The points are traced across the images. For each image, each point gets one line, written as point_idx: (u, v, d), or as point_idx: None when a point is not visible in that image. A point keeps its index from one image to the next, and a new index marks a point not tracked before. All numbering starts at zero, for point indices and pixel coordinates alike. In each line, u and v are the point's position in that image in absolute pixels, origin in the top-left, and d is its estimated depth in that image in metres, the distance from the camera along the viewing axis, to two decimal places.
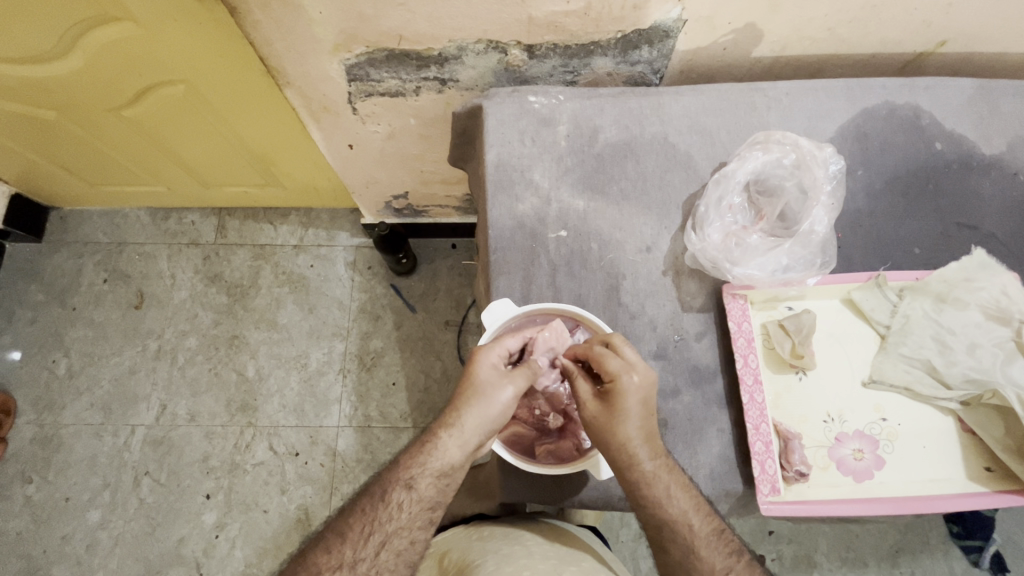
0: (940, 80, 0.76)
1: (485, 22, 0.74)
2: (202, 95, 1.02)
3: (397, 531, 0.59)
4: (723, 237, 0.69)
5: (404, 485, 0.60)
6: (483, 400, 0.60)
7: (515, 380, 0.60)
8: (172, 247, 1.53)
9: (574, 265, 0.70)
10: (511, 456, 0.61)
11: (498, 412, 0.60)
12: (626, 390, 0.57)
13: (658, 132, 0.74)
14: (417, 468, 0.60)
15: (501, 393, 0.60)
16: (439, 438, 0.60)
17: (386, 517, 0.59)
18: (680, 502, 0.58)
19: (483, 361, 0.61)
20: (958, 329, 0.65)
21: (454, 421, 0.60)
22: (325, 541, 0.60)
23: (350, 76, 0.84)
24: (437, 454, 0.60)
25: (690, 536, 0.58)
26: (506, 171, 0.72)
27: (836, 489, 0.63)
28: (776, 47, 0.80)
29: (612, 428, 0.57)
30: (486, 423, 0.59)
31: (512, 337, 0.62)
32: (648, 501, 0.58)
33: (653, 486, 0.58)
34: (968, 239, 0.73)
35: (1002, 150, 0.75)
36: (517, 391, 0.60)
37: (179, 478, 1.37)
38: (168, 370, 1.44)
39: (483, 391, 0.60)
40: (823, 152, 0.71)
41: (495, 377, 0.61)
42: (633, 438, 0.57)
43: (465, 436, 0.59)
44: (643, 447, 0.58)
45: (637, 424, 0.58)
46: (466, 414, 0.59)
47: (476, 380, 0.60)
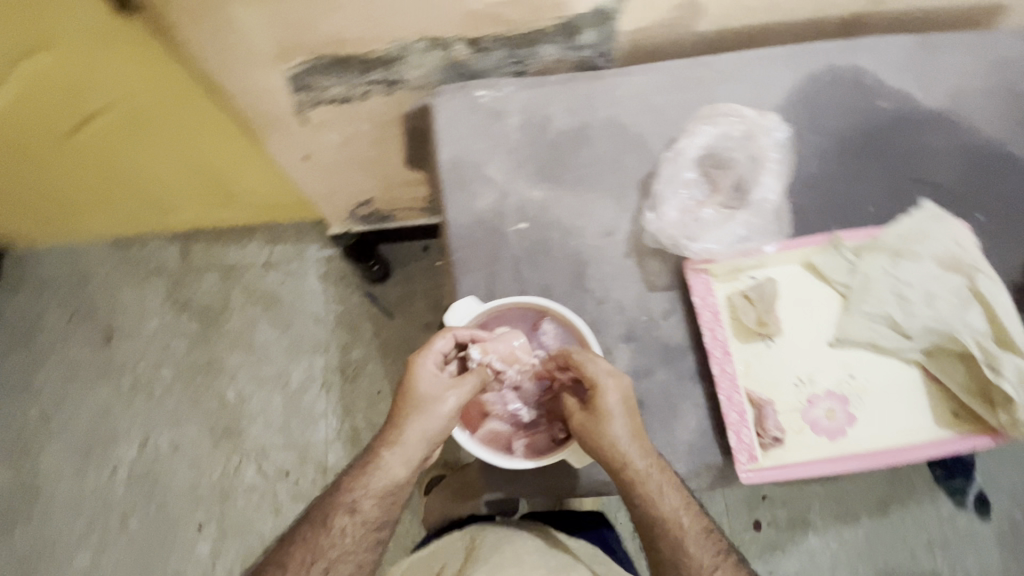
0: (878, 38, 0.78)
1: (424, 19, 0.73)
2: (145, 119, 1.00)
3: (340, 556, 0.61)
4: (680, 214, 0.70)
5: (347, 511, 0.61)
6: (425, 411, 0.59)
7: (457, 390, 0.59)
8: (137, 277, 1.49)
9: (536, 256, 0.69)
10: (494, 458, 0.60)
11: (440, 422, 0.59)
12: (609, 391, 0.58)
13: (609, 115, 0.74)
14: (359, 492, 0.61)
15: (446, 403, 0.59)
16: (381, 459, 0.60)
17: (329, 542, 0.61)
18: (675, 499, 0.59)
19: (419, 373, 0.59)
20: (915, 280, 0.66)
21: (395, 439, 0.60)
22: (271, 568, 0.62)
23: (295, 86, 0.83)
24: (379, 474, 0.60)
25: (679, 534, 0.59)
26: (460, 169, 0.72)
27: (810, 450, 0.63)
28: (718, 20, 0.81)
29: (602, 429, 0.57)
30: (427, 437, 0.59)
31: (445, 337, 0.60)
32: (639, 498, 0.58)
33: (642, 486, 0.58)
34: (921, 192, 0.73)
35: (945, 102, 0.77)
36: (460, 401, 0.59)
37: (169, 511, 1.34)
38: (146, 403, 1.41)
39: (423, 402, 0.59)
40: (765, 122, 0.74)
41: (433, 387, 0.59)
42: (622, 437, 0.57)
43: (407, 452, 0.59)
44: (632, 447, 0.58)
45: (624, 421, 0.58)
46: (407, 431, 0.59)
47: (415, 395, 0.59)
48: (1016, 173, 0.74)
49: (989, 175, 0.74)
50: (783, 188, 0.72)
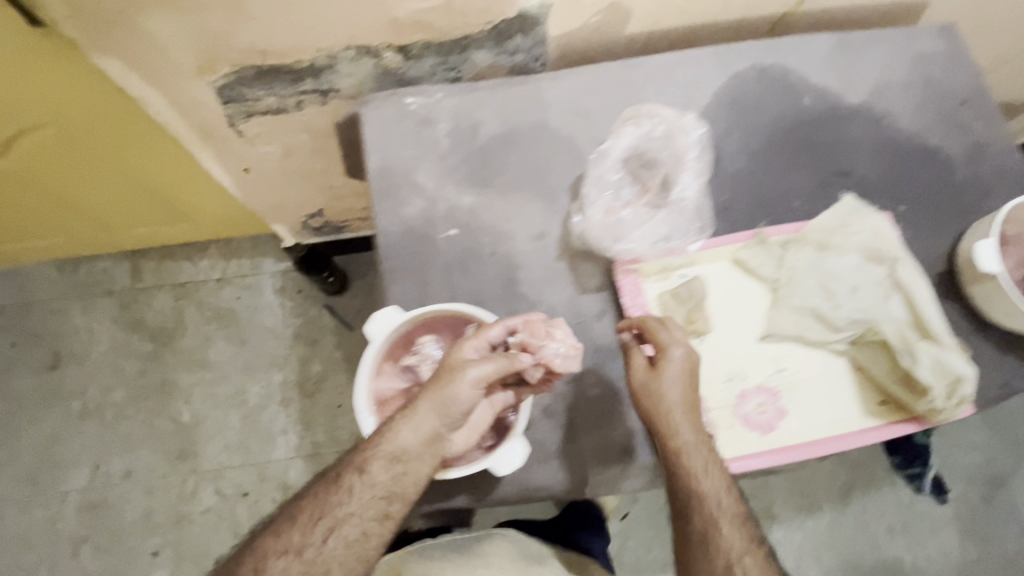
0: (801, 37, 0.80)
1: (347, 27, 0.72)
2: (73, 136, 0.96)
3: (347, 519, 0.54)
4: (605, 215, 0.69)
5: (355, 469, 0.54)
6: (443, 381, 0.53)
7: (488, 363, 0.53)
8: (84, 299, 1.44)
9: (467, 262, 0.68)
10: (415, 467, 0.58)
11: (456, 396, 0.53)
12: (670, 364, 0.59)
13: (539, 119, 0.75)
14: (369, 451, 0.54)
15: (467, 375, 0.53)
16: (395, 420, 0.54)
17: (337, 500, 0.54)
18: (715, 478, 0.57)
19: (458, 343, 0.55)
20: (840, 273, 0.67)
21: (411, 403, 0.54)
22: (276, 525, 0.56)
23: (224, 98, 0.82)
24: (392, 438, 0.54)
25: (716, 513, 0.56)
26: (389, 177, 0.71)
27: (740, 445, 0.64)
28: (647, 22, 0.82)
29: (657, 394, 0.59)
30: (443, 409, 0.53)
31: (392, 331, 0.59)
32: (683, 469, 0.57)
33: (688, 458, 0.58)
34: (843, 185, 0.75)
35: (866, 97, 0.79)
36: (485, 376, 0.53)
37: (122, 540, 1.29)
38: (96, 428, 1.36)
39: (451, 371, 0.54)
40: (685, 121, 0.74)
41: (464, 359, 0.54)
42: (676, 408, 0.58)
43: (418, 421, 0.53)
44: (685, 420, 0.58)
45: (681, 388, 0.59)
46: (426, 397, 0.54)
47: (445, 361, 0.54)
48: (935, 165, 0.77)
49: (909, 169, 0.76)
50: (703, 187, 0.72)
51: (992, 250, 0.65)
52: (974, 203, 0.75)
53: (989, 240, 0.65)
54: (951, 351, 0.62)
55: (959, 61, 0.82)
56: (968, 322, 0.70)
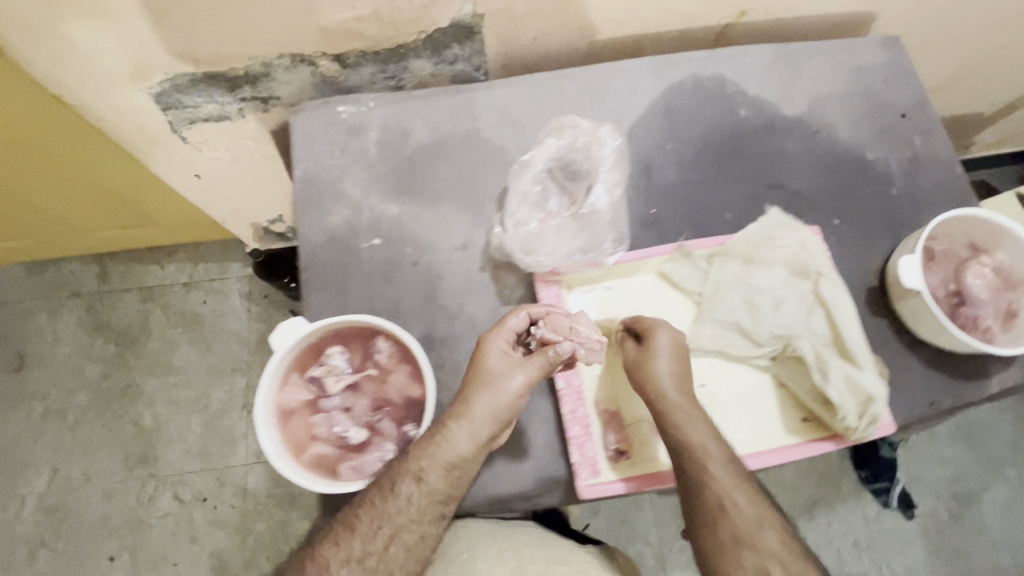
0: (741, 48, 0.79)
1: (277, 36, 0.72)
2: (21, 155, 0.94)
3: (406, 525, 0.54)
4: (519, 227, 0.68)
5: (413, 478, 0.54)
6: (493, 387, 0.56)
7: (527, 367, 0.57)
8: (51, 301, 1.44)
9: (388, 272, 0.68)
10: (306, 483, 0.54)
11: (506, 401, 0.56)
12: (659, 343, 0.61)
13: (470, 129, 0.74)
14: (426, 459, 0.54)
15: (513, 380, 0.56)
16: (449, 429, 0.55)
17: (394, 510, 0.54)
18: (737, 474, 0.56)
19: (489, 349, 0.57)
20: (765, 287, 0.67)
21: (464, 409, 0.55)
22: (333, 533, 0.55)
23: (162, 105, 0.81)
24: (448, 446, 0.54)
25: (752, 514, 0.54)
26: (315, 186, 0.71)
27: (655, 463, 0.62)
28: (587, 33, 0.82)
29: (647, 371, 0.60)
30: (496, 411, 0.56)
31: (296, 343, 0.57)
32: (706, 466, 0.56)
33: (707, 453, 0.56)
34: (776, 199, 0.74)
35: (804, 109, 0.78)
36: (528, 379, 0.56)
37: (79, 544, 1.29)
38: (58, 431, 1.36)
39: (493, 377, 0.56)
40: (602, 132, 0.73)
41: (505, 364, 0.57)
42: (674, 393, 0.59)
43: (475, 426, 0.55)
44: (689, 409, 0.58)
45: (672, 369, 0.59)
46: (476, 405, 0.55)
47: (485, 367, 0.56)
48: (871, 179, 0.76)
49: (842, 182, 0.76)
50: (617, 199, 0.71)
51: (915, 266, 0.63)
52: (908, 217, 0.74)
53: (913, 255, 0.64)
54: (865, 370, 0.61)
55: (901, 74, 0.81)
56: (898, 338, 0.69)
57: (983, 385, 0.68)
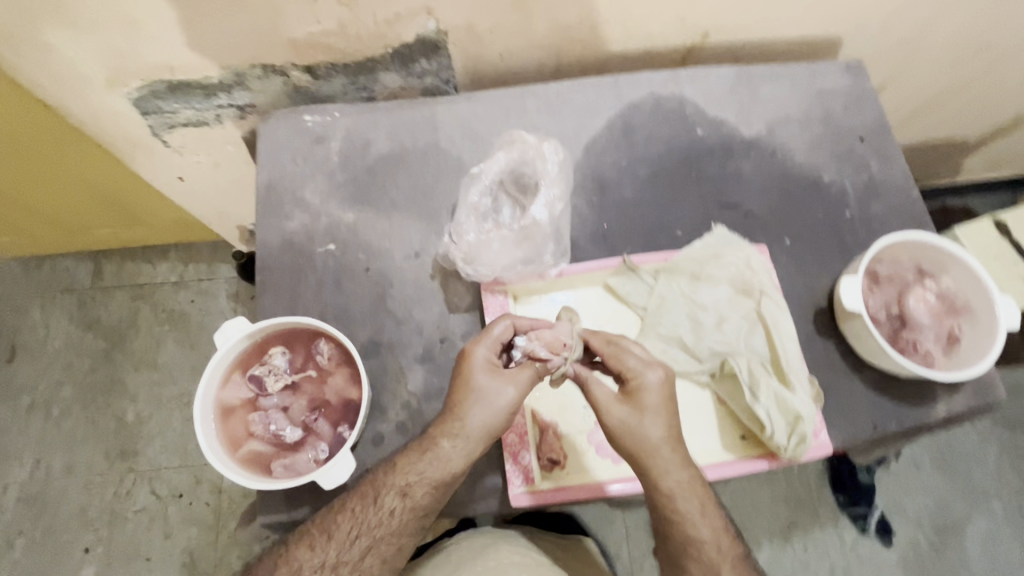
0: (702, 70, 0.80)
1: (248, 47, 0.75)
2: (10, 146, 0.96)
3: (384, 536, 0.58)
4: (463, 237, 0.69)
5: (398, 493, 0.57)
6: (483, 403, 0.58)
7: (516, 380, 0.59)
8: (45, 296, 1.48)
9: (341, 278, 0.70)
10: (236, 478, 0.55)
11: (499, 416, 0.58)
12: (642, 391, 0.58)
13: (430, 140, 0.76)
14: (413, 476, 0.57)
15: (504, 394, 0.58)
16: (441, 448, 0.57)
17: (375, 520, 0.58)
18: (706, 524, 0.58)
19: (475, 364, 0.59)
20: (709, 304, 0.67)
21: (457, 429, 0.58)
22: (309, 536, 0.58)
23: (142, 110, 0.84)
24: (437, 463, 0.57)
25: (715, 559, 0.58)
26: (276, 192, 0.73)
27: (586, 473, 0.63)
28: (552, 51, 0.83)
29: (637, 431, 0.57)
30: (489, 428, 0.58)
31: (239, 342, 0.59)
32: (679, 515, 0.57)
33: (682, 501, 0.57)
34: (729, 218, 0.75)
35: (762, 131, 0.79)
36: (517, 393, 0.59)
37: (56, 534, 1.31)
38: (43, 423, 1.39)
39: (481, 393, 0.58)
40: (544, 147, 0.73)
41: (491, 378, 0.58)
42: (660, 441, 0.57)
43: (468, 443, 0.57)
44: (671, 452, 0.57)
45: (661, 427, 0.57)
46: (468, 421, 0.57)
47: (473, 384, 0.58)
48: (825, 201, 0.77)
49: (796, 203, 0.76)
50: (557, 214, 0.71)
51: (855, 287, 0.64)
52: (860, 240, 0.75)
53: (853, 276, 0.65)
54: (795, 391, 0.62)
55: (862, 98, 0.81)
56: (845, 361, 0.69)
57: (929, 409, 0.67)
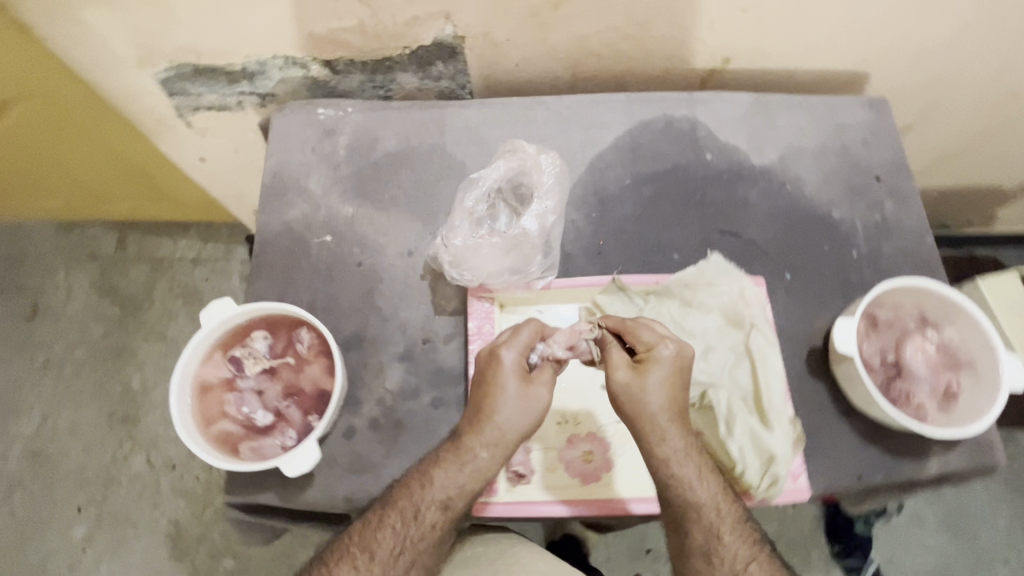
0: (717, 94, 0.79)
1: (270, 38, 0.77)
2: (46, 116, 1.00)
3: (426, 549, 0.58)
4: (452, 241, 0.69)
5: (440, 507, 0.57)
6: (518, 403, 0.57)
7: (546, 381, 0.58)
8: (70, 260, 1.54)
9: (333, 269, 0.71)
10: (200, 454, 0.55)
11: (533, 419, 0.57)
12: (658, 367, 0.56)
13: (437, 142, 0.77)
14: (454, 489, 0.57)
15: (538, 394, 0.58)
16: (479, 458, 0.57)
17: (416, 535, 0.57)
18: (708, 485, 0.56)
19: (507, 368, 0.58)
20: (698, 332, 0.66)
21: (494, 437, 0.57)
22: (349, 555, 0.57)
23: (169, 91, 0.87)
24: (479, 474, 0.57)
25: (715, 520, 0.56)
26: (281, 180, 0.75)
27: (552, 489, 0.63)
28: (569, 64, 0.83)
29: (639, 396, 0.56)
30: (523, 432, 0.57)
31: (225, 322, 0.61)
32: (674, 477, 0.56)
33: (678, 465, 0.56)
34: (729, 246, 0.74)
35: (773, 160, 0.77)
36: (549, 393, 0.58)
37: (54, 490, 1.35)
38: (55, 381, 1.44)
39: (513, 397, 0.57)
40: (542, 159, 0.73)
41: (522, 383, 0.58)
42: (659, 409, 0.55)
43: (505, 450, 0.57)
44: (671, 422, 0.56)
45: (665, 395, 0.56)
46: (505, 427, 0.57)
47: (504, 387, 0.57)
48: (833, 238, 0.74)
49: (802, 238, 0.74)
50: (549, 225, 0.71)
51: (850, 330, 0.62)
52: (865, 282, 0.72)
53: (849, 319, 0.63)
54: (772, 429, 0.61)
55: (883, 136, 0.79)
56: (835, 405, 0.66)
57: (921, 464, 0.64)
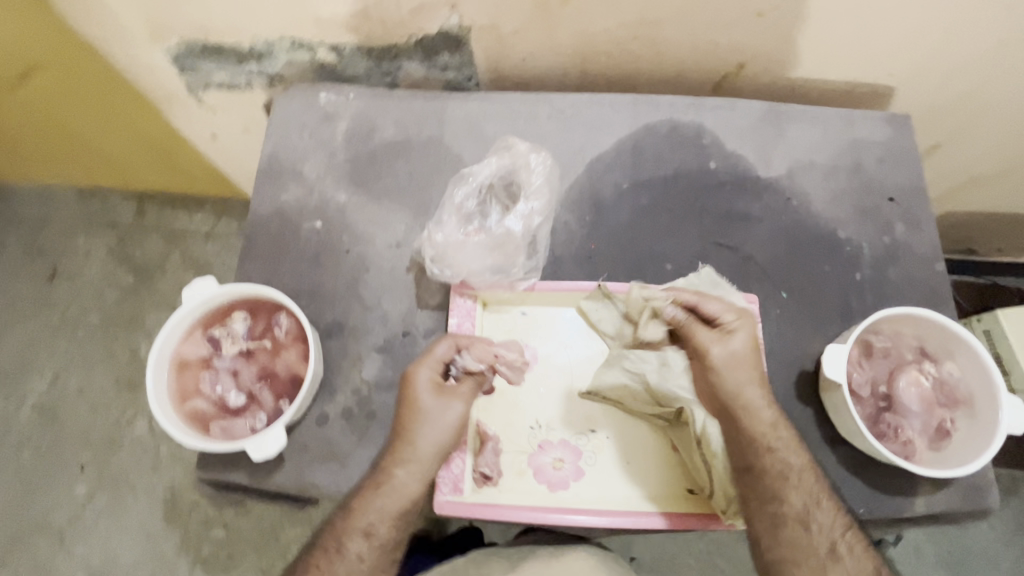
0: (729, 100, 0.76)
1: (278, 20, 0.77)
2: (66, 86, 1.03)
3: None
4: (438, 237, 0.68)
5: (361, 534, 0.57)
6: (428, 420, 0.58)
7: (461, 396, 0.59)
8: (90, 226, 1.58)
9: (321, 256, 0.71)
10: (171, 429, 0.56)
11: (448, 434, 0.58)
12: (742, 337, 0.60)
13: (435, 134, 0.76)
14: (372, 514, 0.57)
15: (452, 410, 0.59)
16: (394, 477, 0.57)
17: (346, 566, 0.57)
18: (797, 455, 0.58)
19: (419, 385, 0.58)
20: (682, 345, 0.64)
21: (410, 455, 0.58)
22: None
23: (180, 67, 0.88)
24: (396, 494, 0.57)
25: (812, 490, 0.57)
26: (278, 163, 0.75)
27: (518, 494, 0.63)
28: (577, 61, 0.81)
29: (735, 368, 0.59)
30: (441, 448, 0.58)
31: (206, 301, 0.61)
32: (775, 447, 0.57)
33: (773, 437, 0.58)
34: (726, 260, 0.71)
35: (781, 173, 0.74)
36: (464, 408, 0.59)
37: (59, 447, 1.40)
38: (67, 343, 1.49)
39: (428, 414, 0.58)
40: (533, 157, 0.72)
41: (436, 399, 0.58)
42: (748, 383, 0.58)
43: (423, 468, 0.58)
44: (756, 392, 0.59)
45: (750, 364, 0.59)
46: (419, 445, 0.58)
47: (419, 405, 0.58)
48: (836, 259, 0.71)
49: (803, 256, 0.71)
50: (534, 226, 0.69)
51: (840, 357, 0.59)
52: (866, 307, 0.69)
53: (842, 345, 0.60)
54: None
55: (902, 155, 0.75)
56: (820, 432, 0.64)
57: (907, 502, 0.61)
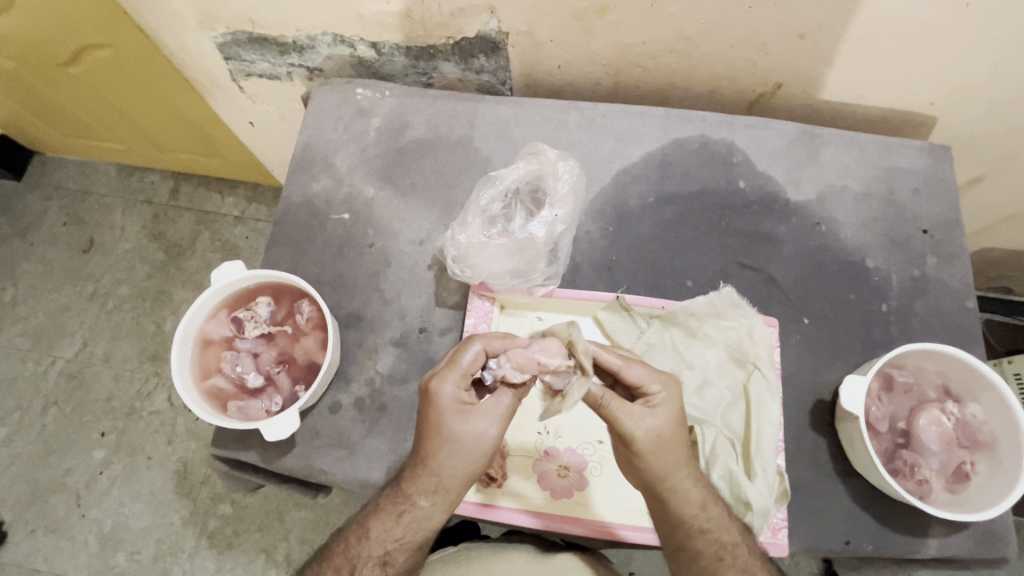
0: (762, 120, 0.75)
1: (322, 16, 0.79)
2: (116, 68, 1.06)
3: None
4: (461, 237, 0.69)
5: (378, 563, 0.56)
6: (457, 445, 0.53)
7: (495, 414, 0.54)
8: (127, 202, 1.64)
9: (344, 247, 0.72)
10: (191, 404, 0.58)
11: (476, 461, 0.54)
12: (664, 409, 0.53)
13: (465, 135, 0.77)
14: (392, 543, 0.56)
15: (486, 431, 0.53)
16: (419, 506, 0.55)
17: None
18: (733, 528, 0.55)
19: (446, 407, 0.53)
20: (697, 363, 0.65)
21: (434, 485, 0.54)
22: None
23: (224, 54, 0.91)
24: (420, 522, 0.55)
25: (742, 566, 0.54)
26: (310, 154, 0.77)
27: (522, 499, 0.63)
28: (610, 71, 0.81)
29: (658, 450, 0.52)
30: (466, 478, 0.54)
31: (231, 284, 0.63)
32: (705, 525, 0.54)
33: (706, 511, 0.54)
34: (748, 281, 0.70)
35: (810, 197, 0.73)
36: (499, 429, 0.54)
37: (82, 412, 1.45)
38: (97, 312, 1.54)
39: (456, 439, 0.53)
40: (561, 165, 0.71)
41: (463, 420, 0.53)
42: (678, 465, 0.53)
43: (449, 498, 0.55)
44: (684, 472, 0.53)
45: (679, 438, 0.53)
46: (444, 474, 0.54)
47: (446, 428, 0.53)
48: (861, 288, 0.70)
49: (827, 282, 0.70)
50: (556, 234, 0.69)
51: (859, 388, 0.58)
52: (889, 339, 0.68)
53: (861, 377, 0.59)
54: (754, 479, 0.59)
55: (938, 186, 0.73)
56: (832, 464, 0.63)
57: (918, 543, 0.60)
